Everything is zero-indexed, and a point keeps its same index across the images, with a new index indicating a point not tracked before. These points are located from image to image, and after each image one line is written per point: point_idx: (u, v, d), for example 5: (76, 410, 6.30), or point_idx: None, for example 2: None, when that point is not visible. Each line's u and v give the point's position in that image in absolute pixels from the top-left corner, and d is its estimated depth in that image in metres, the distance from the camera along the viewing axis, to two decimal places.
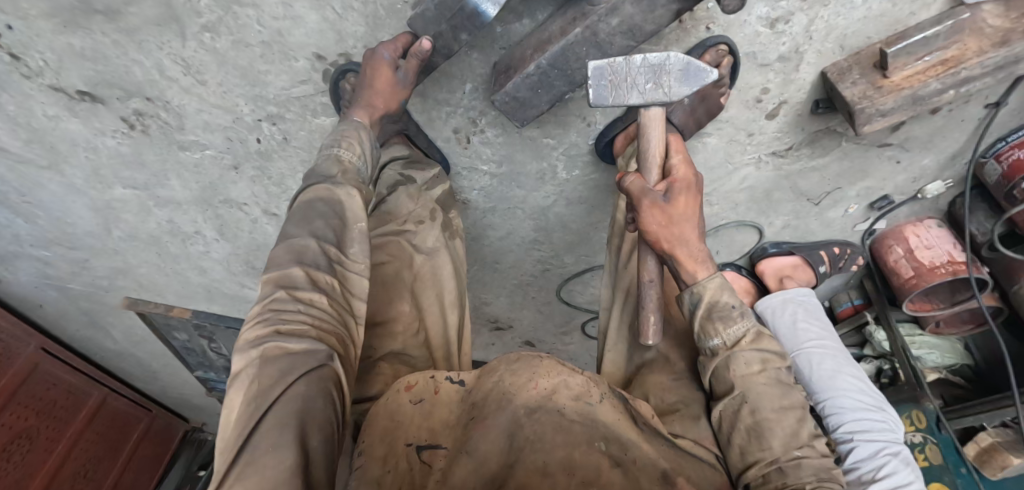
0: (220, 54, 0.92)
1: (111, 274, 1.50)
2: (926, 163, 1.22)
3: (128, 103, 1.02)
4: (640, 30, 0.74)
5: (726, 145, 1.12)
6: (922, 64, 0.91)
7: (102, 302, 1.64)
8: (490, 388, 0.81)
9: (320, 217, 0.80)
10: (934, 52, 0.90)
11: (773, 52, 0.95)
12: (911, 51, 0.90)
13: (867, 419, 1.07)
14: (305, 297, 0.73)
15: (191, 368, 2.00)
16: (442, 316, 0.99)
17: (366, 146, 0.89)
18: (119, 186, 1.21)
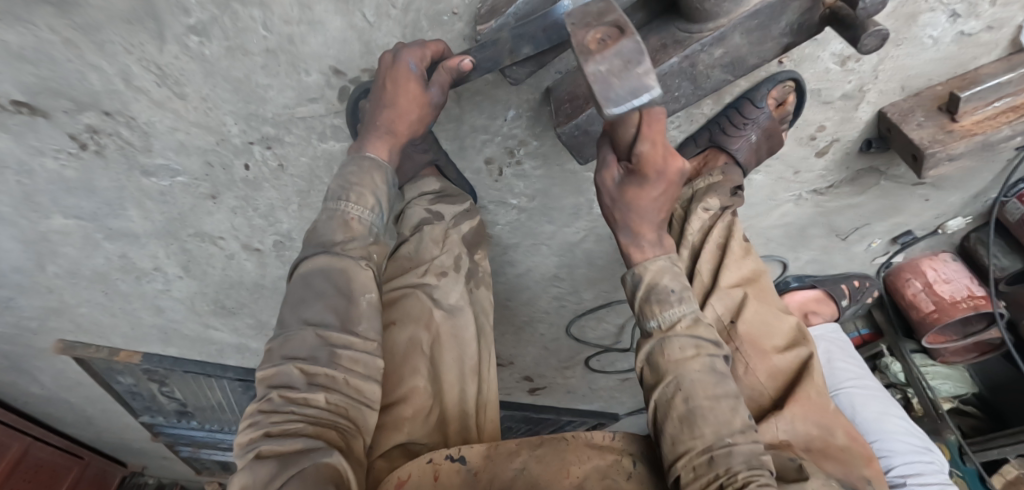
0: (210, 63, 0.74)
1: (40, 315, 1.25)
2: (953, 200, 1.21)
3: (79, 118, 0.81)
4: (743, 64, 0.65)
5: (773, 183, 1.05)
6: (992, 109, 0.89)
7: (26, 346, 1.37)
8: (512, 476, 0.67)
9: (318, 298, 0.66)
10: (1004, 98, 0.89)
11: (837, 90, 0.88)
12: (981, 97, 0.88)
13: (917, 462, 1.12)
14: (301, 397, 0.60)
15: (136, 412, 1.74)
16: (461, 389, 0.78)
17: (381, 193, 0.74)
18: (58, 214, 0.98)
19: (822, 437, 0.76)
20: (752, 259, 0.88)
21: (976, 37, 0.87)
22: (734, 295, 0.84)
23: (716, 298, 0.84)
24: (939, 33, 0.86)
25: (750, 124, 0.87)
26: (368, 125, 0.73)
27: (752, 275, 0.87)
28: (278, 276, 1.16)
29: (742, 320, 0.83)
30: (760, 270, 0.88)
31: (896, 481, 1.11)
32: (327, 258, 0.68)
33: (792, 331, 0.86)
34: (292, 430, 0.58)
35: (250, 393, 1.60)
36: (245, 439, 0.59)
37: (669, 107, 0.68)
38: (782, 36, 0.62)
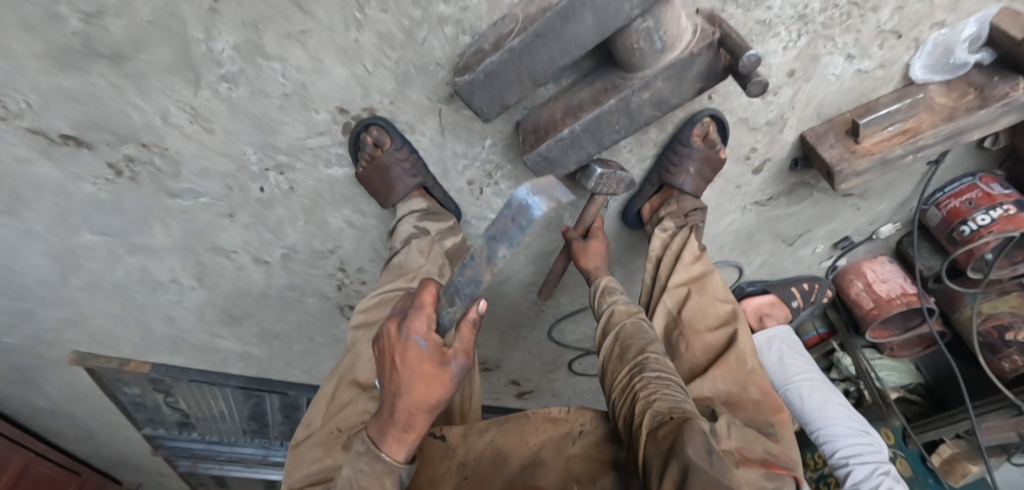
0: (235, 103, 0.89)
1: (58, 326, 1.36)
2: (882, 208, 1.36)
3: (118, 149, 0.95)
4: (667, 103, 0.81)
5: (717, 196, 1.20)
6: (887, 132, 1.06)
7: (42, 357, 1.47)
8: (482, 447, 0.86)
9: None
10: (896, 123, 1.06)
11: (762, 117, 1.06)
12: (878, 122, 1.05)
13: (858, 443, 1.21)
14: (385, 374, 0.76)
15: (139, 424, 1.83)
16: None
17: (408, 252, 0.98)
18: (88, 232, 1.11)
19: (739, 393, 0.89)
20: (700, 262, 1.04)
21: (873, 73, 1.06)
22: (680, 292, 1.02)
23: (668, 294, 1.02)
24: (840, 70, 1.04)
25: (685, 161, 1.04)
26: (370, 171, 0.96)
27: (699, 273, 1.03)
28: (283, 286, 1.28)
29: (684, 309, 1.00)
30: (709, 271, 1.03)
31: (839, 461, 1.21)
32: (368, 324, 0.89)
33: (725, 313, 1.00)
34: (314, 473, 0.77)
35: (252, 400, 1.71)
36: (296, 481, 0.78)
37: (612, 137, 0.85)
38: (696, 82, 0.80)
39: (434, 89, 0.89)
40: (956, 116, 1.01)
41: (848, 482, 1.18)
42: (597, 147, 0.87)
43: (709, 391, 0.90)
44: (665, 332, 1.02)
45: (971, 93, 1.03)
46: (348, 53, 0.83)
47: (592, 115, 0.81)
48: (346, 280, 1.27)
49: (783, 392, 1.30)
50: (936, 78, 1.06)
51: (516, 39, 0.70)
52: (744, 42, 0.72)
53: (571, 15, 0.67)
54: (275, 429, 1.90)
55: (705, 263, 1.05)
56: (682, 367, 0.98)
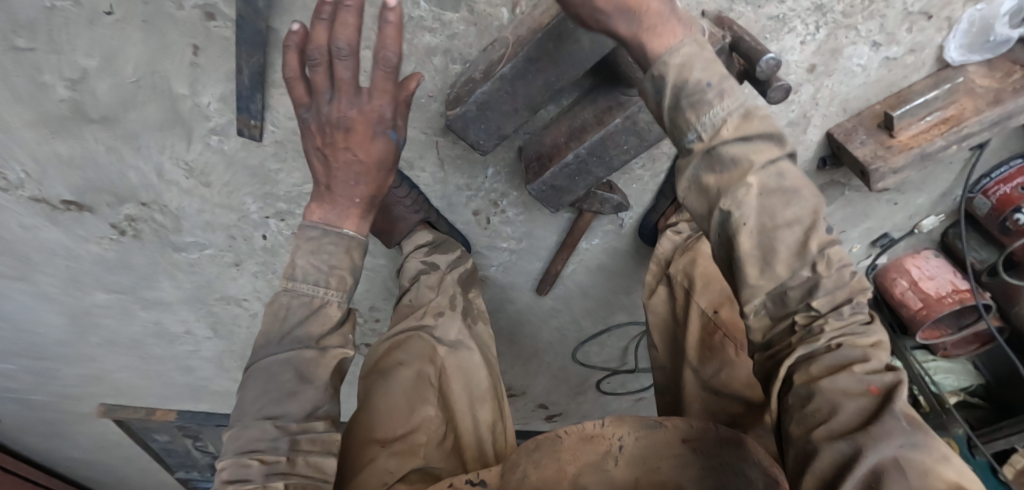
0: (228, 156, 0.87)
1: (82, 383, 1.38)
2: (921, 202, 1.26)
3: (119, 209, 0.94)
4: None
5: None
6: (925, 123, 0.95)
7: (70, 411, 1.50)
8: (516, 485, 0.72)
9: (293, 324, 0.78)
10: (935, 112, 0.95)
11: (782, 118, 0.98)
12: (913, 113, 0.96)
13: None
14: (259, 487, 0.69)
15: (170, 468, 1.83)
16: (472, 417, 0.84)
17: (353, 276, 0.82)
18: (100, 291, 1.11)
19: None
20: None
21: (902, 59, 0.95)
22: (710, 290, 0.88)
23: (698, 297, 0.88)
24: (865, 61, 0.94)
25: None
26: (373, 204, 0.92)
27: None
28: None
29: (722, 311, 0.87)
30: None
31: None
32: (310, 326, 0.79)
33: None
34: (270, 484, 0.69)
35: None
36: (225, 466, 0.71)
37: (622, 158, 0.78)
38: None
39: (429, 123, 0.84)
40: (1003, 100, 0.91)
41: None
42: (608, 171, 0.80)
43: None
44: (700, 337, 0.87)
45: (1016, 72, 0.93)
46: None
47: (597, 137, 0.75)
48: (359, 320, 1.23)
49: None
50: (975, 58, 0.95)
51: (507, 66, 0.64)
52: (758, 45, 0.66)
53: (565, 36, 0.62)
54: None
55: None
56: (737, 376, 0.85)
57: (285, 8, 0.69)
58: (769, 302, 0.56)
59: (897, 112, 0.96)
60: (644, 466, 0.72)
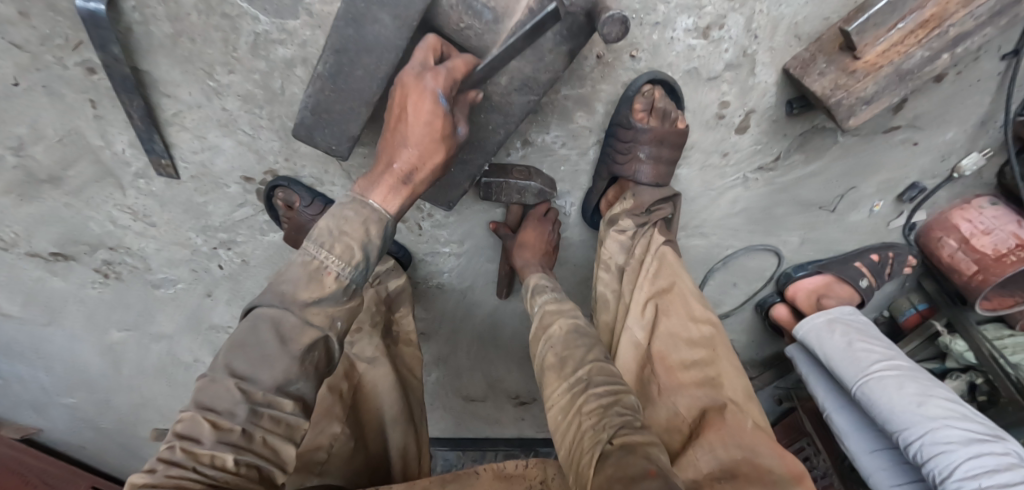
0: (159, 195, 0.94)
1: (133, 408, 1.56)
2: (951, 138, 1.04)
3: (95, 255, 1.05)
4: (535, 81, 0.68)
5: (701, 172, 0.98)
6: (896, 32, 0.70)
7: (135, 435, 1.70)
8: None
9: (256, 348, 0.58)
10: (908, 15, 0.70)
11: (716, 63, 0.81)
12: (878, 21, 0.70)
13: (988, 452, 0.84)
14: (206, 457, 0.52)
15: None
16: (382, 435, 0.87)
17: (372, 249, 0.65)
18: (113, 330, 1.25)
19: (746, 460, 0.63)
20: (667, 270, 0.81)
21: None
22: (645, 315, 0.78)
23: (634, 323, 0.79)
24: None
25: (632, 146, 0.83)
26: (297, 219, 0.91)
27: (664, 285, 0.79)
28: None
29: (654, 340, 0.77)
30: (674, 280, 0.80)
31: (962, 484, 0.83)
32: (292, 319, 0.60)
33: (703, 335, 0.75)
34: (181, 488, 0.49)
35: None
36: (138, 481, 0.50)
37: (494, 139, 0.74)
38: (558, 46, 0.65)
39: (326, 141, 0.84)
40: None
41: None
42: (486, 158, 0.76)
43: (704, 466, 0.64)
44: (635, 371, 0.78)
45: None
46: (224, 123, 0.83)
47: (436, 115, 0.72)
48: None
49: (858, 389, 1.00)
50: None
51: (320, 65, 0.63)
52: None
53: (359, 19, 0.59)
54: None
55: (674, 269, 0.81)
56: (658, 419, 0.73)
57: (143, 49, 0.73)
58: (541, 368, 0.73)
59: (856, 25, 0.71)
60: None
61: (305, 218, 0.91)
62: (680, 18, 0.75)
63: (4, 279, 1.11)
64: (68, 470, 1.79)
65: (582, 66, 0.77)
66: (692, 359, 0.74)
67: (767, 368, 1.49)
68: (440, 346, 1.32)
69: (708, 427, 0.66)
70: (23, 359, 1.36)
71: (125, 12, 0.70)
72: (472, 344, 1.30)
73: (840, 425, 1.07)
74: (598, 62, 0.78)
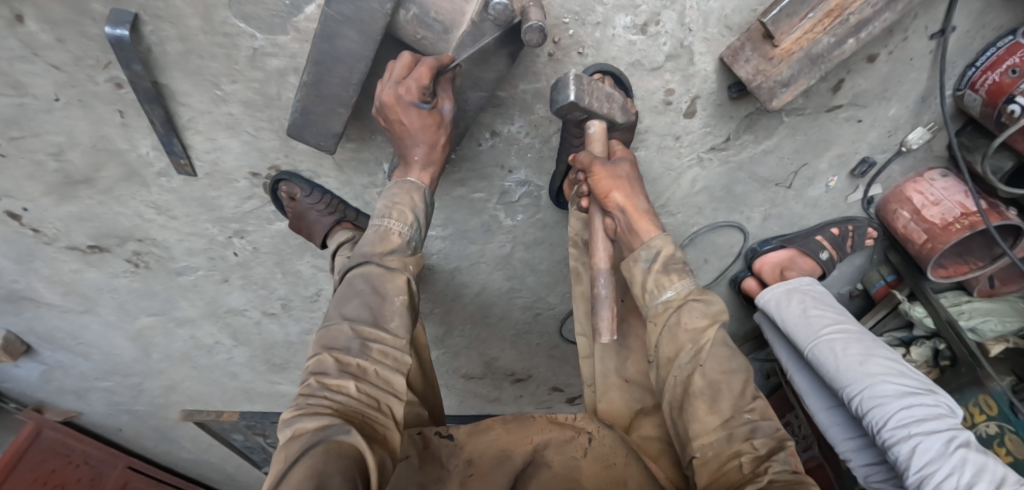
0: (179, 191, 1.07)
1: (163, 392, 1.71)
2: (894, 114, 1.12)
3: (125, 247, 1.19)
4: (483, 80, 0.85)
5: (658, 154, 1.08)
6: (807, 22, 0.81)
7: (165, 418, 1.85)
8: (487, 445, 0.85)
9: (356, 296, 0.77)
10: (816, 6, 0.80)
11: (658, 54, 0.93)
12: (791, 13, 0.82)
13: (918, 404, 0.95)
14: (334, 383, 0.68)
15: (258, 463, 2.15)
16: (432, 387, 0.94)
17: (418, 210, 0.87)
18: (143, 315, 1.39)
19: (722, 382, 0.74)
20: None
21: None
22: (606, 274, 0.85)
23: None
24: None
25: None
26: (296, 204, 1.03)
27: (624, 249, 0.89)
28: (297, 331, 1.45)
29: (619, 293, 0.85)
30: None
31: (896, 433, 0.94)
32: (375, 268, 0.80)
33: None
34: (321, 411, 0.64)
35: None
36: (287, 414, 0.66)
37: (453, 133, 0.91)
38: (501, 49, 0.81)
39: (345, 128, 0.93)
40: None
41: (917, 461, 0.90)
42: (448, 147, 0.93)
43: (685, 394, 0.77)
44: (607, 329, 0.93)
45: None
46: (230, 125, 0.95)
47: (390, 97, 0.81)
48: None
49: (811, 349, 1.10)
50: None
51: (306, 74, 0.78)
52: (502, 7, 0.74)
53: (331, 34, 0.74)
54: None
55: None
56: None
57: (160, 65, 0.86)
58: (663, 339, 0.80)
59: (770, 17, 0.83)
60: (601, 459, 0.83)
61: (309, 204, 1.03)
62: (620, 16, 0.88)
63: (47, 272, 1.25)
64: (107, 451, 1.95)
65: (536, 63, 0.91)
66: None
67: (746, 341, 1.57)
68: (436, 325, 1.44)
69: (682, 361, 0.78)
70: (64, 347, 1.51)
71: (143, 35, 0.83)
72: (464, 321, 1.42)
73: (801, 385, 1.19)
74: (550, 59, 0.92)
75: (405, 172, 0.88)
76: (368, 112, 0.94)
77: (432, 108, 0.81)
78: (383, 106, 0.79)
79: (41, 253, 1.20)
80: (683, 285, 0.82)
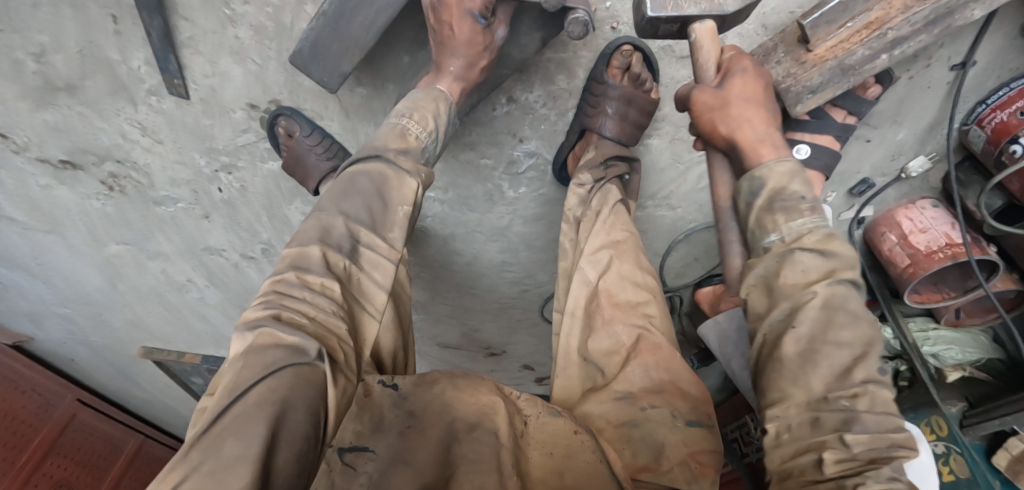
0: (169, 114, 1.01)
1: (125, 326, 1.65)
2: (902, 138, 1.13)
3: (102, 167, 1.12)
4: (511, 58, 0.86)
5: (670, 144, 1.08)
6: (846, 30, 0.83)
7: (124, 353, 1.78)
8: (430, 398, 0.69)
9: (359, 193, 0.68)
10: (857, 16, 0.82)
11: (688, 43, 0.93)
12: (831, 20, 0.83)
13: None
14: (316, 284, 0.60)
15: None
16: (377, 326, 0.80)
17: (441, 120, 0.80)
18: (112, 243, 1.32)
19: (670, 382, 0.76)
20: (621, 225, 0.90)
21: None
22: (600, 257, 0.85)
23: (587, 261, 0.85)
24: None
25: (602, 100, 0.94)
26: (294, 145, 0.98)
27: (618, 237, 0.88)
28: None
29: (604, 278, 0.84)
30: (629, 232, 0.90)
31: None
32: (384, 165, 0.71)
33: (648, 281, 0.86)
34: (298, 321, 0.56)
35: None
36: (251, 315, 0.57)
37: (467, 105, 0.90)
38: (535, 32, 0.83)
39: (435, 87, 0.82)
40: None
41: None
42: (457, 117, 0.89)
43: (637, 380, 0.77)
44: (582, 304, 0.83)
45: None
46: (235, 51, 0.90)
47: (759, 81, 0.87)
48: None
49: None
50: None
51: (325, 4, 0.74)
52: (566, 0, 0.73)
53: None
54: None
55: (626, 225, 0.90)
56: (598, 345, 0.80)
57: None
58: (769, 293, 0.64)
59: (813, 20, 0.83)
60: (545, 444, 0.70)
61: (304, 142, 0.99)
62: None
63: (13, 183, 1.17)
64: (55, 382, 1.86)
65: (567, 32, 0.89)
66: (636, 300, 0.84)
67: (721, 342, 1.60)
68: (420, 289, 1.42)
69: (642, 350, 0.79)
70: (23, 267, 1.42)
71: None
72: (449, 289, 1.40)
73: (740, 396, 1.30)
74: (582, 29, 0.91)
75: (433, 79, 0.83)
76: (384, 58, 0.90)
77: (486, 25, 0.79)
78: (441, 1, 0.77)
79: (9, 162, 1.12)
80: (790, 227, 0.65)
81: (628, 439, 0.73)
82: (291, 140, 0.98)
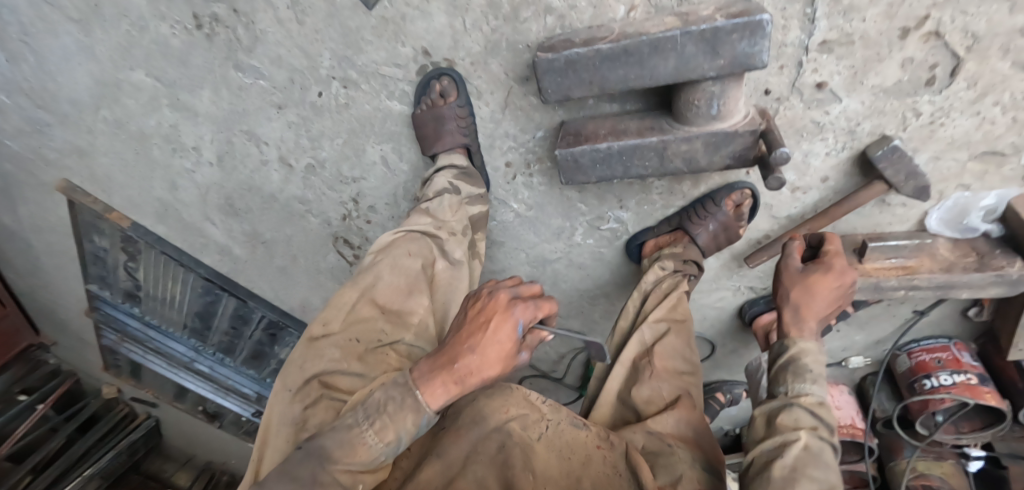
0: (334, 7, 0.94)
1: (65, 150, 1.36)
2: (857, 339, 1.43)
3: (211, 5, 1.01)
4: (697, 163, 0.90)
5: (720, 266, 1.25)
6: (889, 262, 1.11)
7: (29, 174, 1.43)
8: (465, 404, 0.84)
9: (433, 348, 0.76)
10: (900, 257, 1.11)
11: (785, 209, 1.12)
12: (884, 250, 1.11)
13: None
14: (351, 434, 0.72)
15: (87, 277, 1.72)
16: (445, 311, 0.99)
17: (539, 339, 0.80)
18: (142, 71, 1.15)
19: (694, 438, 0.86)
20: (682, 307, 1.04)
21: (893, 207, 1.10)
22: (660, 325, 1.00)
23: (647, 326, 1.00)
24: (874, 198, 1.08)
25: (709, 218, 1.08)
26: (435, 110, 1.00)
27: (680, 318, 1.02)
28: (293, 195, 1.30)
29: (659, 343, 0.98)
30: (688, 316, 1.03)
31: None
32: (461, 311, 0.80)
33: (687, 365, 0.98)
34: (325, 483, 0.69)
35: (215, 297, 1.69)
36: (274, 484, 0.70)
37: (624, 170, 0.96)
38: (721, 157, 0.90)
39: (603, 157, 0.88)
40: (952, 270, 1.06)
41: None
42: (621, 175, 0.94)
43: (669, 425, 0.87)
44: (633, 358, 0.99)
45: (972, 256, 1.07)
46: (455, 5, 0.90)
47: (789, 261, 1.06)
48: (354, 214, 1.29)
49: None
50: (946, 233, 1.11)
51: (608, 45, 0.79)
52: (781, 142, 0.82)
53: (660, 49, 0.77)
54: (224, 336, 1.86)
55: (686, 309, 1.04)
56: (642, 394, 0.93)
57: None
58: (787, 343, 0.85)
59: (873, 245, 1.11)
60: (559, 451, 0.78)
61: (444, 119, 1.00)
62: (788, 172, 1.06)
63: None
64: None
65: None
66: (680, 367, 0.97)
67: None
68: None
69: (680, 405, 0.89)
70: None
71: None
72: None
73: None
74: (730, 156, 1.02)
75: (622, 135, 0.91)
76: None
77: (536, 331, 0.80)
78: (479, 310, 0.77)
79: None
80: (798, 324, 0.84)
81: (651, 464, 0.81)
82: (437, 105, 1.00)
